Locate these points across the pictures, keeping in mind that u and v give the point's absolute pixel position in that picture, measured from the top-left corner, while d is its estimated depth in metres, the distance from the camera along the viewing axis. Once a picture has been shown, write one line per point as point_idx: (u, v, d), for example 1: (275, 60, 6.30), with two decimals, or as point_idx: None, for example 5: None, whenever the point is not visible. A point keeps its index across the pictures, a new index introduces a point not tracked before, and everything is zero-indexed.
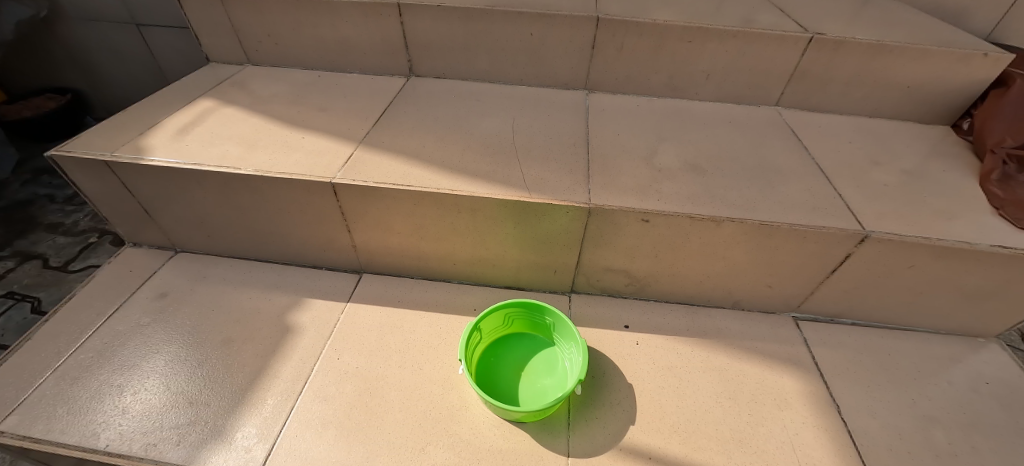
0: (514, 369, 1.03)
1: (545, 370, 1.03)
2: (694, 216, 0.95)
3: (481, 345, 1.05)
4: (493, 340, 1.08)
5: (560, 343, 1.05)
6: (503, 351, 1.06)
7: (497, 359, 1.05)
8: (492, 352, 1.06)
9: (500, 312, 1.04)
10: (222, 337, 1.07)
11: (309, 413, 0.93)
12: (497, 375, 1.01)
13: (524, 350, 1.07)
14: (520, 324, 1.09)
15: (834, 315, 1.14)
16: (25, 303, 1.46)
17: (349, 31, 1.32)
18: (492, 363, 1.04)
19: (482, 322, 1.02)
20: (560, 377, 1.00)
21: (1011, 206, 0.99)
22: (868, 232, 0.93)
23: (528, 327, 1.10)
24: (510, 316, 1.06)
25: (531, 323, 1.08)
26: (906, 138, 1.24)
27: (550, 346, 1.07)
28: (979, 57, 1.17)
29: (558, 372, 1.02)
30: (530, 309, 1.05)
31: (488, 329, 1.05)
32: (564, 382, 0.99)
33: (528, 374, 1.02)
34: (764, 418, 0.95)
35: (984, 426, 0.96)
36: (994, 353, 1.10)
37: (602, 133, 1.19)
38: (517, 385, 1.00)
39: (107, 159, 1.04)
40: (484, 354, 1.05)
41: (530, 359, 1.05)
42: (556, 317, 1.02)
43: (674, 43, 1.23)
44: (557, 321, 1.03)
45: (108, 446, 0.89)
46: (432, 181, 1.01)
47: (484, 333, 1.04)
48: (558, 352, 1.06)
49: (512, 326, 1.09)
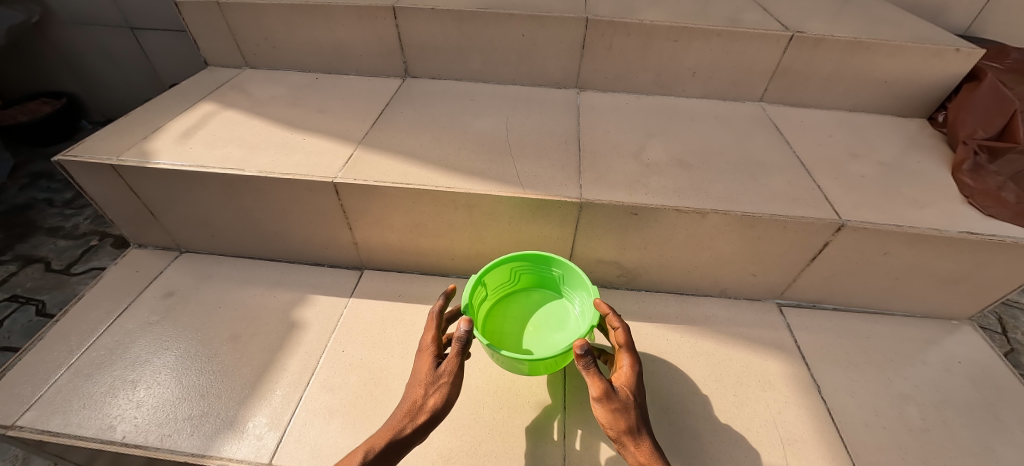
0: (522, 325, 1.04)
1: (555, 322, 1.04)
2: (680, 209, 1.00)
3: (489, 300, 1.06)
4: (497, 297, 1.08)
5: (569, 295, 1.06)
6: (510, 308, 1.08)
7: (503, 318, 1.06)
8: (497, 310, 1.07)
9: (506, 267, 1.02)
10: (230, 333, 1.11)
11: (316, 403, 0.98)
12: (505, 332, 1.03)
13: (531, 306, 1.08)
14: (528, 279, 1.09)
15: (815, 300, 1.19)
16: (29, 306, 1.50)
17: (346, 34, 1.36)
18: (498, 322, 1.05)
19: (487, 277, 1.00)
20: (572, 327, 1.02)
21: (980, 195, 1.04)
22: (845, 221, 0.99)
23: (534, 282, 1.10)
24: (516, 271, 1.05)
25: (537, 278, 1.08)
26: (883, 131, 1.29)
27: (560, 301, 1.08)
28: (952, 53, 1.22)
29: (569, 325, 1.03)
30: (536, 263, 1.03)
31: (495, 285, 1.05)
32: (575, 331, 1.01)
33: (538, 328, 1.03)
34: (749, 398, 1.01)
35: (954, 402, 1.02)
36: (967, 335, 1.15)
37: (593, 130, 1.23)
38: (528, 339, 1.01)
39: (114, 163, 1.08)
40: (490, 314, 1.06)
41: (540, 314, 1.06)
42: (564, 269, 1.01)
43: (661, 42, 1.28)
44: (565, 272, 1.02)
45: (124, 437, 0.93)
46: (429, 179, 1.05)
47: (489, 289, 1.04)
48: (567, 305, 1.06)
49: (519, 283, 1.09)
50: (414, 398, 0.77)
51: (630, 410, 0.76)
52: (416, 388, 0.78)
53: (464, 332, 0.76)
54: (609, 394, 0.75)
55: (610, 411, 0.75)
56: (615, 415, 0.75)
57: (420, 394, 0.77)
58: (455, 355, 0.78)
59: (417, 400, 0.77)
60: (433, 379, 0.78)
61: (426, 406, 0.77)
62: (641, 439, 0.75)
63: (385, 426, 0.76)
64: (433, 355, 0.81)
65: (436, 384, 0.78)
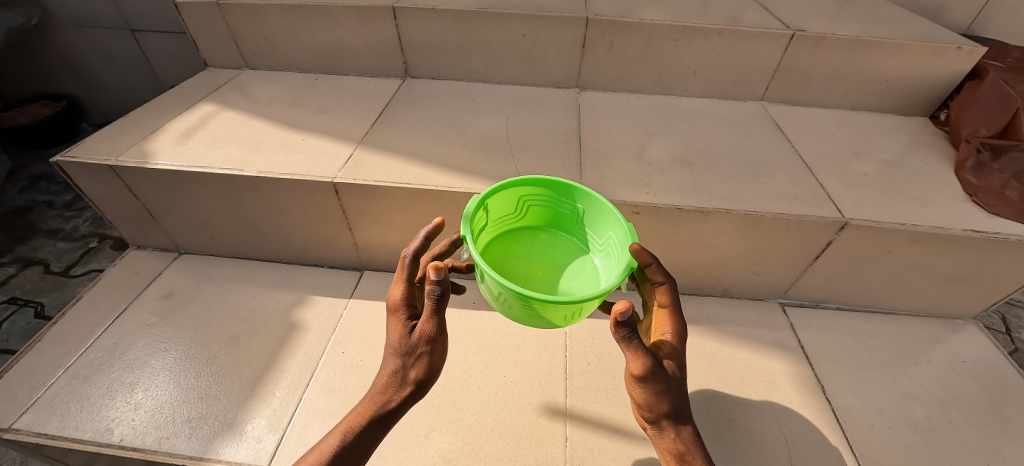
0: (527, 267, 0.82)
1: (570, 271, 0.82)
2: (682, 208, 0.99)
3: (487, 234, 0.84)
4: (497, 233, 0.86)
5: (588, 239, 0.85)
6: (513, 247, 0.85)
7: (504, 256, 0.83)
8: (496, 247, 0.85)
9: (514, 192, 0.81)
10: (229, 334, 1.10)
11: (316, 404, 0.97)
12: (506, 272, 0.80)
13: (540, 247, 0.86)
14: (537, 215, 0.87)
15: (818, 300, 1.18)
16: (28, 309, 1.49)
17: (346, 35, 1.35)
18: (497, 261, 0.82)
19: (490, 200, 0.79)
20: (590, 276, 0.81)
21: (983, 193, 1.04)
22: (848, 219, 0.98)
23: (545, 221, 0.88)
24: (526, 202, 0.84)
25: (549, 215, 0.87)
26: (886, 130, 1.28)
27: (575, 245, 0.87)
28: (954, 51, 1.21)
29: (587, 273, 0.82)
30: (553, 193, 0.82)
31: (496, 214, 0.83)
32: (596, 282, 0.80)
33: (548, 273, 0.81)
34: (753, 399, 1.00)
35: (960, 401, 1.01)
36: (972, 334, 1.15)
37: (594, 129, 1.23)
38: (536, 284, 0.79)
39: (113, 164, 1.07)
40: (486, 250, 0.83)
41: (550, 257, 0.84)
42: (588, 202, 0.81)
43: (662, 41, 1.27)
44: (589, 208, 0.81)
45: (122, 440, 0.92)
46: (430, 178, 1.05)
47: (490, 218, 0.82)
48: (585, 250, 0.86)
49: (526, 217, 0.87)
50: (393, 369, 0.70)
51: (673, 393, 0.70)
52: (392, 358, 0.70)
53: (435, 284, 0.63)
54: (653, 374, 0.67)
55: (652, 393, 0.69)
56: (659, 397, 0.70)
57: (398, 366, 0.70)
58: (428, 315, 0.67)
59: (396, 372, 0.70)
60: (409, 350, 0.69)
61: (408, 378, 0.70)
62: (683, 424, 0.72)
63: (364, 402, 0.71)
64: (406, 317, 0.71)
65: (414, 355, 0.69)
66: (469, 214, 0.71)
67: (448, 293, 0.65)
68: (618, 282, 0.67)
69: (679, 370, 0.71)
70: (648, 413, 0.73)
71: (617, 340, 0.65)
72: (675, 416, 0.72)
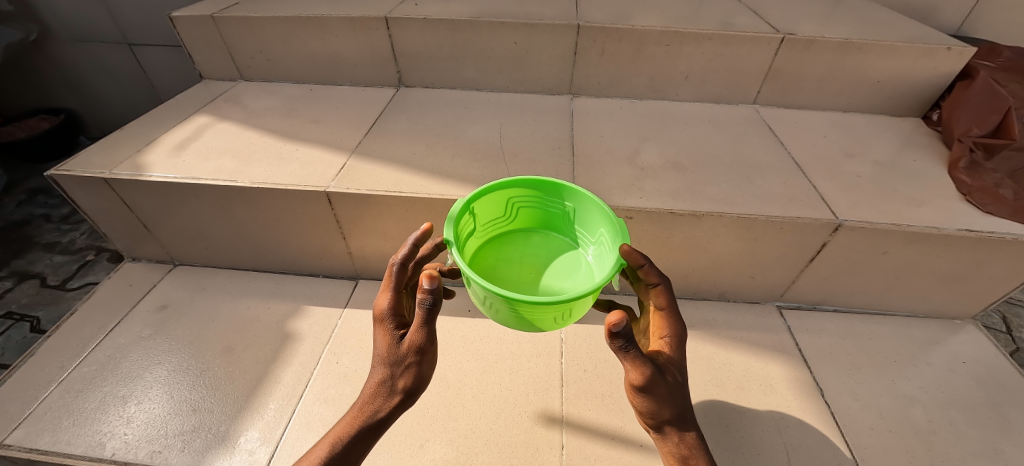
0: (520, 269, 0.81)
1: (564, 269, 0.82)
2: (675, 212, 0.99)
3: (477, 238, 0.83)
4: (488, 238, 0.86)
5: (581, 237, 0.85)
6: (505, 249, 0.85)
7: (495, 260, 0.83)
8: (486, 251, 0.84)
9: (501, 195, 0.81)
10: (223, 345, 1.10)
11: (310, 415, 0.96)
12: (497, 275, 0.80)
13: (532, 248, 0.85)
14: (528, 217, 0.87)
15: (815, 302, 1.18)
16: (24, 323, 1.48)
17: (339, 45, 1.36)
18: (489, 265, 0.82)
19: (476, 204, 0.79)
20: (585, 274, 0.80)
21: (978, 192, 1.04)
22: (842, 220, 0.98)
23: (536, 222, 0.88)
24: (515, 204, 0.84)
25: (540, 216, 0.87)
26: (879, 131, 1.29)
27: (568, 243, 0.86)
28: (944, 51, 1.22)
29: (582, 270, 0.81)
30: (541, 194, 0.82)
31: (485, 218, 0.83)
32: (591, 279, 0.79)
33: (542, 274, 0.80)
34: (750, 403, 0.99)
35: (960, 403, 1.00)
36: (971, 334, 1.14)
37: (587, 135, 1.23)
38: (529, 285, 0.78)
39: (107, 177, 1.07)
40: (477, 254, 0.83)
41: (543, 257, 0.84)
42: (577, 201, 0.81)
43: (653, 47, 1.28)
44: (579, 206, 0.81)
45: (114, 454, 0.91)
46: (422, 186, 1.05)
47: (479, 223, 0.82)
48: (579, 248, 0.85)
49: (517, 220, 0.87)
50: (381, 378, 0.70)
51: (675, 399, 0.69)
52: (380, 367, 0.70)
53: (427, 293, 0.62)
54: (652, 382, 0.66)
55: (653, 399, 0.68)
56: (660, 404, 0.69)
57: (387, 376, 0.70)
58: (418, 324, 0.66)
59: (384, 381, 0.70)
60: (398, 360, 0.69)
61: (396, 387, 0.69)
62: (686, 429, 0.71)
63: (354, 412, 0.71)
64: (394, 326, 0.70)
65: (403, 366, 0.69)
66: (453, 218, 0.71)
67: (440, 302, 0.64)
68: (610, 278, 0.67)
69: (679, 374, 0.70)
70: (650, 419, 0.72)
71: (614, 350, 0.64)
72: (679, 422, 0.71)
